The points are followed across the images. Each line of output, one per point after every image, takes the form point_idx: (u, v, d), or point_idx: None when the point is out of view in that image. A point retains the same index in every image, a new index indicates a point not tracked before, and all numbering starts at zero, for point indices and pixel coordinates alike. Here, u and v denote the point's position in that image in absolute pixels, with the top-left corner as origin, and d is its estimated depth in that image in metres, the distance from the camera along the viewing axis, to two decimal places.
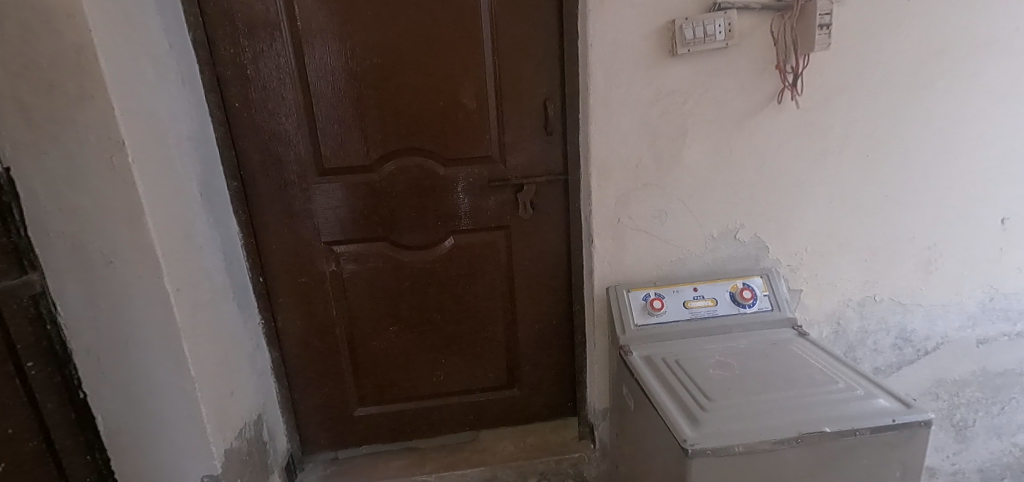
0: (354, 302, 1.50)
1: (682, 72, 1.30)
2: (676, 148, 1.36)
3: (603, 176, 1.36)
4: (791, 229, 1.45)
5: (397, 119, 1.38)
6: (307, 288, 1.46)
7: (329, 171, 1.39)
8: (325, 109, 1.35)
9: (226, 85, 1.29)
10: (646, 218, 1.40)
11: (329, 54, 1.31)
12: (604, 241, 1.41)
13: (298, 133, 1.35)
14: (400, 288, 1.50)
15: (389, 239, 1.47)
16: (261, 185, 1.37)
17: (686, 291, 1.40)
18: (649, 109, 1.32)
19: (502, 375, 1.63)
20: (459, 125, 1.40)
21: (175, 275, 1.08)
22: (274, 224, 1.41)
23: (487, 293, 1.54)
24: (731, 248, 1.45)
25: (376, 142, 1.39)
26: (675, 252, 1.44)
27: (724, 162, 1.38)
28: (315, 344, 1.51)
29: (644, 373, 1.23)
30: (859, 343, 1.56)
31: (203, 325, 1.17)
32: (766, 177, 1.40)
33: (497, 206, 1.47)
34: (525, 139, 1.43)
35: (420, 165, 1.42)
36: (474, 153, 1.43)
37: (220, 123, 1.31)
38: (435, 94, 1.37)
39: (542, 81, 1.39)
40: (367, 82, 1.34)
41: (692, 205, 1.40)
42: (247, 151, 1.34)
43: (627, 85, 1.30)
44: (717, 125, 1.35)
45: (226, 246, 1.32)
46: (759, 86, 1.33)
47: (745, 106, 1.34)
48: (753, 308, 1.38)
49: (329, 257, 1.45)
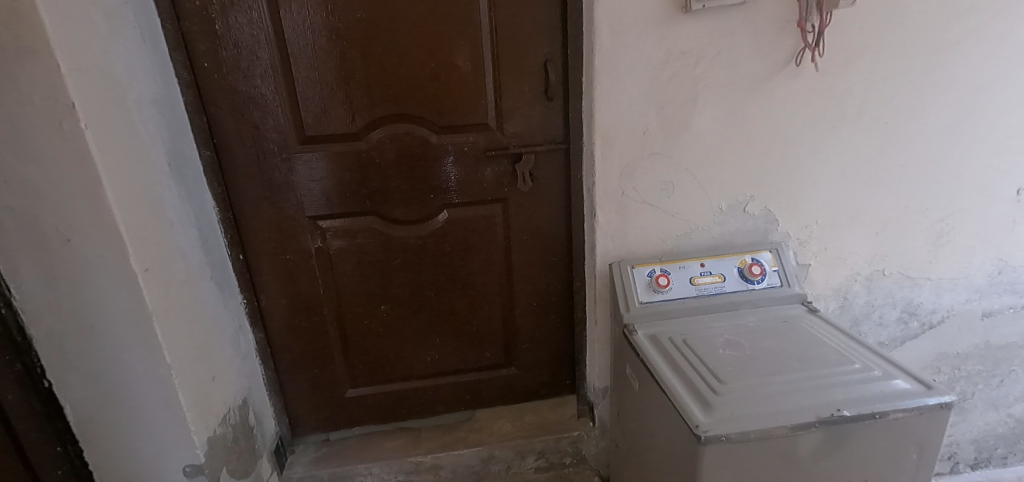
0: (342, 280, 1.41)
1: (695, 31, 1.21)
2: (686, 115, 1.27)
3: (607, 145, 1.27)
4: (802, 201, 1.38)
5: (385, 81, 1.26)
6: (292, 266, 1.37)
7: (312, 140, 1.29)
8: (305, 70, 1.23)
9: (193, 42, 1.17)
10: (652, 189, 1.32)
11: (307, 9, 1.19)
12: (608, 215, 1.33)
13: (277, 98, 1.24)
14: (391, 266, 1.42)
15: (379, 213, 1.37)
16: (237, 155, 1.26)
17: (693, 267, 1.34)
18: (658, 73, 1.23)
19: (499, 354, 1.57)
20: (452, 90, 1.29)
21: (143, 255, 0.98)
22: (255, 198, 1.30)
23: (483, 270, 1.46)
24: (740, 221, 1.38)
25: (363, 107, 1.28)
26: (681, 225, 1.37)
27: (735, 130, 1.30)
28: (302, 324, 1.43)
29: (651, 354, 1.17)
30: (865, 317, 1.52)
31: (178, 307, 1.08)
32: (780, 146, 1.32)
33: (494, 178, 1.38)
34: (524, 105, 1.33)
35: (411, 133, 1.31)
36: (469, 119, 1.32)
37: (187, 86, 1.18)
38: (426, 55, 1.26)
39: (542, 41, 1.28)
40: (351, 40, 1.22)
41: (700, 176, 1.33)
42: (220, 116, 1.23)
43: (635, 46, 1.21)
44: (731, 90, 1.26)
45: (202, 222, 1.21)
46: (776, 47, 1.24)
47: (761, 69, 1.25)
48: (762, 284, 1.33)
49: (315, 232, 1.36)
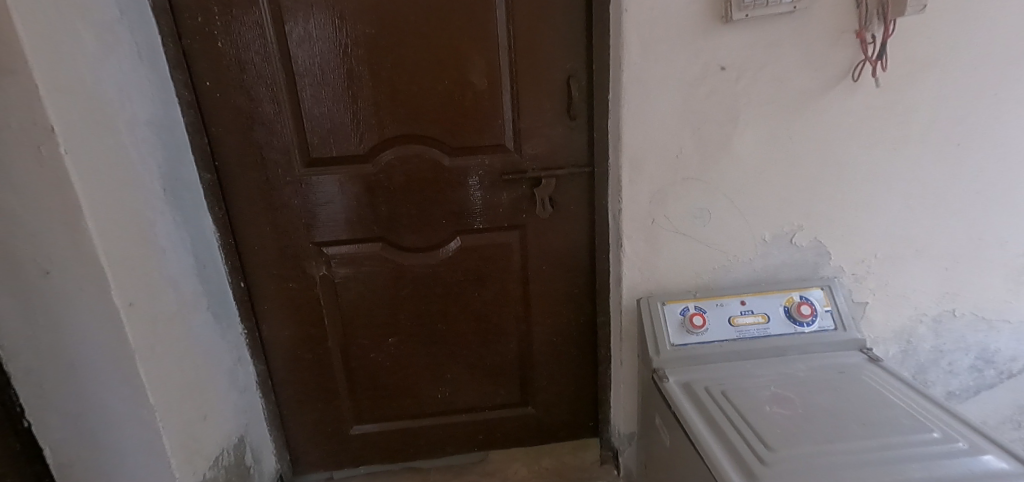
0: (348, 310, 1.32)
1: (737, 43, 1.08)
2: (725, 135, 1.14)
3: (635, 169, 1.16)
4: (857, 232, 1.22)
5: (394, 100, 1.18)
6: (295, 294, 1.29)
7: (317, 162, 1.21)
8: (310, 88, 1.16)
9: (194, 61, 1.11)
10: (685, 218, 1.20)
11: (314, 24, 1.12)
12: (635, 245, 1.21)
13: (281, 118, 1.17)
14: (400, 296, 1.32)
15: (387, 239, 1.28)
16: (239, 177, 1.19)
17: (732, 305, 1.19)
18: (694, 89, 1.11)
19: (515, 392, 1.45)
20: (466, 109, 1.20)
21: (126, 287, 0.91)
22: (257, 223, 1.23)
23: (499, 301, 1.35)
24: (786, 253, 1.23)
25: (371, 128, 1.20)
26: (718, 258, 1.23)
27: (781, 152, 1.16)
28: (305, 356, 1.34)
29: (684, 406, 1.03)
30: (932, 364, 1.33)
31: (166, 342, 1.00)
32: (832, 170, 1.18)
33: (510, 203, 1.27)
34: (544, 125, 1.22)
35: (422, 155, 1.23)
36: (484, 140, 1.23)
37: (188, 106, 1.12)
38: (439, 71, 1.17)
39: (564, 55, 1.18)
40: (359, 57, 1.15)
41: (740, 203, 1.19)
42: (222, 138, 1.16)
43: (668, 60, 1.09)
44: (777, 108, 1.13)
45: (199, 248, 1.14)
46: (829, 60, 1.10)
47: (812, 84, 1.11)
48: (813, 326, 1.16)
49: (319, 259, 1.28)
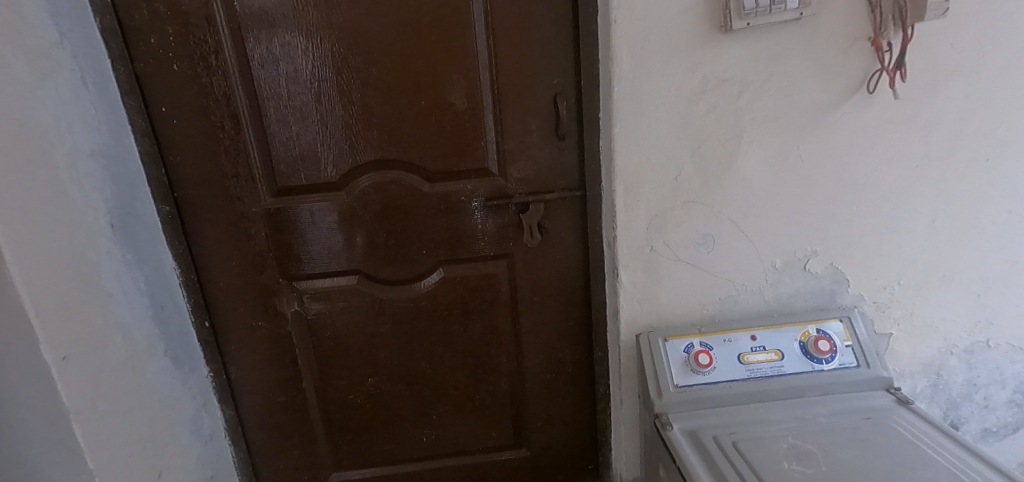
0: (324, 349, 1.22)
1: (738, 54, 0.99)
2: (728, 154, 1.04)
3: (630, 192, 1.06)
4: (878, 256, 1.11)
5: (367, 123, 1.09)
6: (266, 333, 1.19)
7: (285, 191, 1.12)
8: (276, 112, 1.07)
9: (149, 85, 1.03)
10: (686, 244, 1.09)
11: (277, 44, 1.04)
12: (632, 274, 1.11)
13: (245, 145, 1.08)
14: (379, 333, 1.22)
15: (364, 272, 1.18)
16: (201, 209, 1.10)
17: (742, 341, 1.08)
18: (692, 105, 1.01)
19: (507, 434, 1.33)
20: (446, 130, 1.11)
21: (58, 340, 0.81)
22: (222, 257, 1.14)
23: (487, 336, 1.24)
24: (800, 281, 1.12)
25: (343, 153, 1.10)
26: (724, 287, 1.12)
27: (790, 172, 1.06)
28: (278, 399, 1.24)
29: (690, 458, 0.91)
30: (965, 399, 1.21)
31: (113, 395, 0.91)
32: (848, 189, 1.07)
33: (496, 230, 1.17)
34: (530, 146, 1.13)
35: (399, 181, 1.13)
36: (466, 164, 1.13)
37: (142, 134, 1.04)
38: (414, 91, 1.08)
39: (550, 71, 1.09)
40: (327, 77, 1.06)
41: (747, 227, 1.09)
42: (182, 167, 1.08)
43: (663, 74, 1.00)
44: (784, 123, 1.03)
45: (156, 287, 1.05)
46: (841, 71, 1.00)
47: (822, 97, 1.02)
48: (833, 364, 1.04)
49: (291, 295, 1.18)
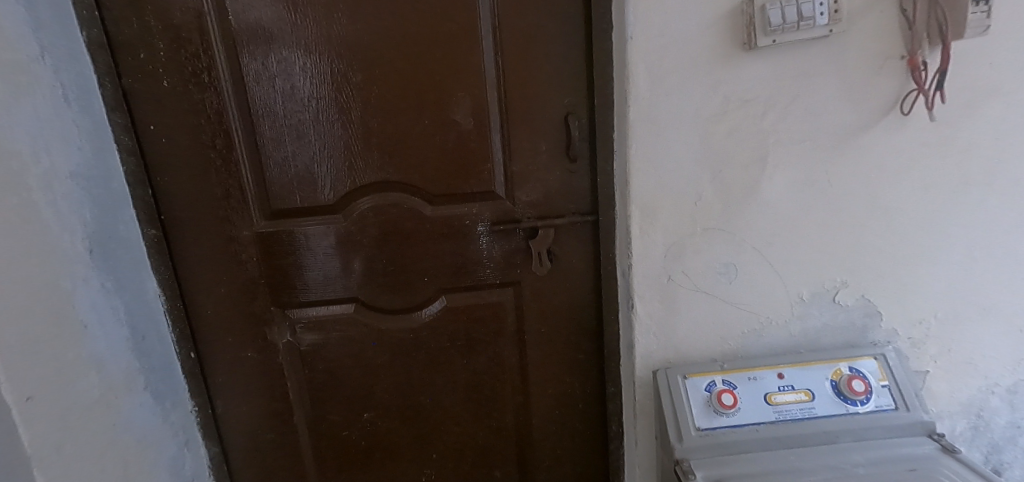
0: (317, 382, 1.14)
1: (763, 73, 0.93)
2: (751, 178, 0.98)
3: (646, 218, 0.99)
4: (913, 288, 1.03)
5: (366, 142, 1.03)
6: (256, 365, 1.11)
7: (280, 214, 1.05)
8: (271, 130, 1.01)
9: (137, 102, 0.97)
10: (706, 274, 1.02)
11: (274, 59, 0.98)
12: (649, 306, 1.04)
13: (238, 165, 1.02)
14: (376, 365, 1.14)
15: (361, 300, 1.11)
16: (190, 233, 1.04)
17: (768, 379, 0.99)
18: (713, 126, 0.95)
19: (512, 474, 1.23)
20: (450, 151, 1.05)
21: (22, 379, 0.74)
22: (211, 284, 1.07)
23: (491, 369, 1.16)
24: (829, 315, 1.04)
25: (341, 174, 1.04)
26: (747, 320, 1.04)
27: (818, 197, 0.98)
28: (267, 434, 1.16)
29: None
30: (1008, 443, 1.11)
31: (83, 438, 0.83)
32: (880, 216, 1.00)
33: (503, 257, 1.10)
34: (539, 168, 1.06)
35: (400, 203, 1.06)
36: (471, 186, 1.06)
37: (128, 153, 0.97)
38: (418, 109, 1.02)
39: (561, 89, 1.03)
40: (325, 93, 1.00)
41: (772, 256, 1.01)
42: (170, 188, 1.01)
43: (682, 93, 0.94)
44: (812, 146, 0.96)
45: (137, 317, 0.98)
46: (871, 91, 0.94)
47: (852, 119, 0.95)
48: (869, 406, 0.96)
49: (283, 325, 1.11)
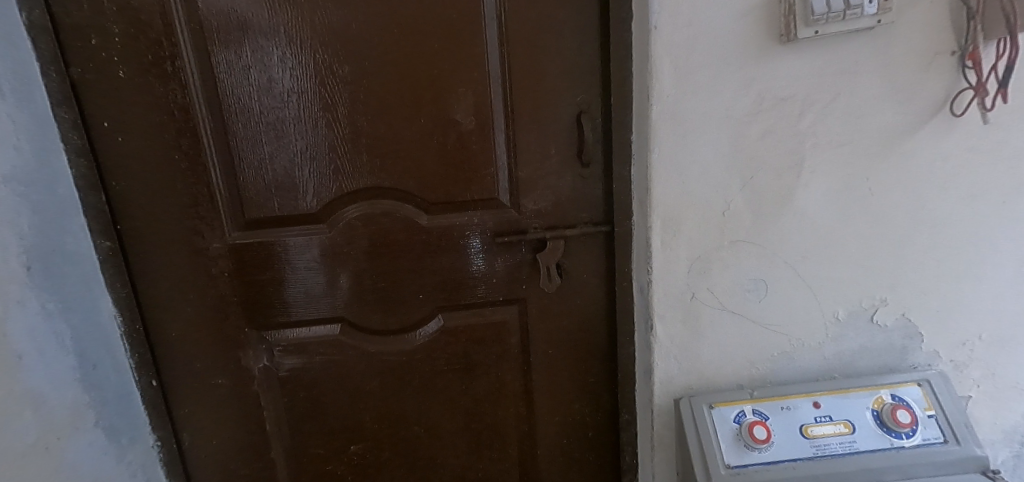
0: (298, 412, 1.02)
1: (801, 68, 0.83)
2: (786, 186, 0.88)
3: (669, 230, 0.89)
4: (957, 307, 0.94)
5: (354, 143, 0.91)
6: (229, 393, 0.99)
7: (255, 224, 0.93)
8: (244, 129, 0.89)
9: (89, 95, 0.84)
10: (734, 291, 0.92)
11: (249, 48, 0.86)
12: (670, 327, 0.93)
13: (207, 169, 0.90)
14: (365, 392, 1.02)
15: (349, 320, 0.99)
16: (152, 245, 0.91)
17: (803, 409, 0.90)
18: (745, 128, 0.85)
19: None
20: (449, 153, 0.93)
21: None
22: (176, 302, 0.94)
23: (493, 395, 1.05)
24: (866, 336, 0.95)
25: (325, 179, 0.92)
26: (778, 343, 0.94)
27: (857, 207, 0.89)
28: (241, 470, 1.03)
29: None
30: None
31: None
32: (924, 228, 0.90)
33: (507, 271, 0.99)
34: (548, 174, 0.95)
35: (392, 212, 0.95)
36: (472, 193, 0.95)
37: (78, 153, 0.84)
38: (413, 107, 0.91)
39: (573, 86, 0.92)
40: (306, 87, 0.88)
41: (805, 272, 0.92)
42: (128, 194, 0.89)
43: (711, 91, 0.84)
44: (852, 150, 0.87)
45: (88, 343, 0.85)
46: (919, 91, 0.85)
47: (897, 121, 0.86)
48: (915, 438, 0.86)
49: (259, 348, 0.98)
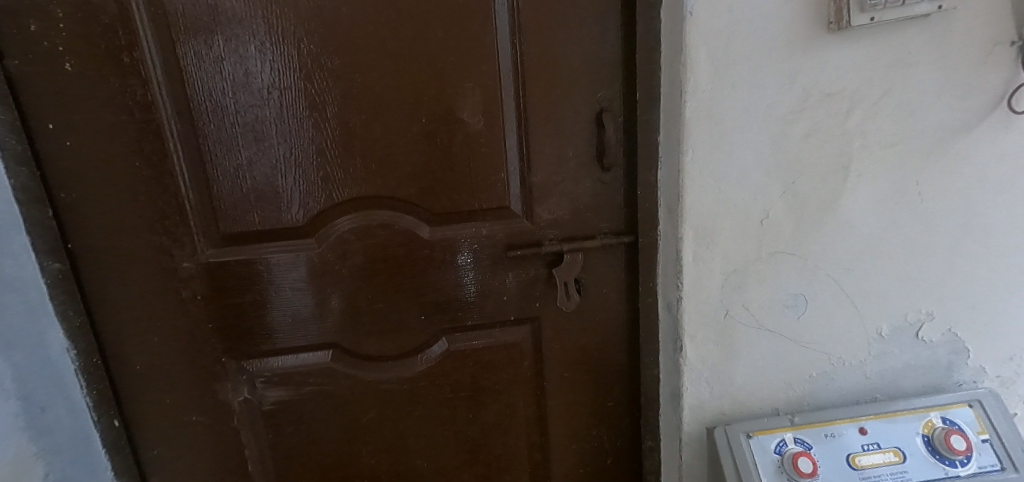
0: (285, 449, 0.90)
1: (850, 61, 0.75)
2: (829, 191, 0.79)
3: (702, 241, 0.80)
4: (1007, 320, 0.87)
5: (345, 146, 0.80)
6: (205, 431, 0.87)
7: (232, 240, 0.81)
8: (217, 130, 0.77)
9: (30, 92, 0.71)
10: (771, 308, 0.84)
11: (222, 37, 0.74)
12: (702, 348, 0.84)
13: (174, 177, 0.77)
14: (361, 425, 0.91)
15: (342, 346, 0.88)
16: (112, 266, 0.79)
17: (849, 436, 0.82)
18: (787, 127, 0.76)
19: None
20: (454, 157, 0.83)
21: None
22: (142, 331, 0.82)
23: (503, 423, 0.95)
24: (911, 353, 0.87)
25: (312, 188, 0.81)
26: (818, 363, 0.86)
27: (905, 214, 0.81)
28: None
29: None
30: None
31: None
32: (975, 235, 0.82)
33: (519, 288, 0.89)
34: (565, 179, 0.86)
35: (389, 224, 0.84)
36: (480, 201, 0.85)
37: (17, 160, 0.70)
38: (413, 105, 0.80)
39: (594, 81, 0.83)
40: (290, 83, 0.77)
41: (849, 285, 0.84)
42: (81, 208, 0.76)
43: (751, 86, 0.75)
44: (902, 151, 0.78)
45: (34, 381, 0.72)
46: (976, 85, 0.77)
47: (951, 119, 0.78)
48: (971, 466, 0.79)
49: (239, 380, 0.87)
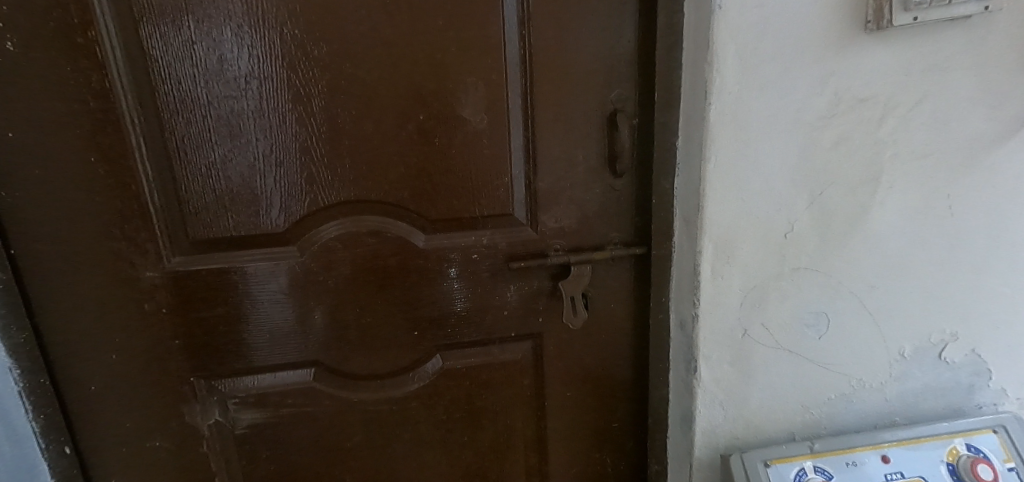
0: (260, 476, 0.82)
1: (886, 64, 0.69)
2: (857, 204, 0.74)
3: (722, 256, 0.74)
4: None
5: (332, 144, 0.72)
6: (172, 457, 0.78)
7: (203, 246, 0.73)
8: (185, 123, 0.68)
9: None
10: (791, 327, 0.78)
11: (193, 19, 0.65)
12: (717, 368, 0.78)
13: (136, 176, 0.68)
14: (345, 449, 0.83)
15: (324, 364, 0.80)
16: (65, 275, 0.69)
17: (871, 465, 0.77)
18: (816, 134, 0.71)
19: None
20: (453, 159, 0.75)
21: None
22: (99, 348, 0.73)
23: (500, 445, 0.88)
24: (932, 375, 0.83)
25: (294, 189, 0.72)
26: (837, 384, 0.81)
27: (934, 228, 0.76)
28: None
29: None
30: None
31: None
32: (1003, 251, 0.78)
33: (521, 301, 0.82)
34: (573, 184, 0.79)
35: (380, 231, 0.76)
36: (481, 208, 0.77)
37: None
38: (409, 100, 0.72)
39: (607, 79, 0.76)
40: (270, 72, 0.68)
41: (872, 303, 0.79)
42: (26, 209, 0.66)
43: (781, 88, 0.69)
44: (934, 162, 0.73)
45: None
46: (1013, 93, 0.72)
47: (986, 129, 0.73)
48: None
49: (210, 401, 0.78)
